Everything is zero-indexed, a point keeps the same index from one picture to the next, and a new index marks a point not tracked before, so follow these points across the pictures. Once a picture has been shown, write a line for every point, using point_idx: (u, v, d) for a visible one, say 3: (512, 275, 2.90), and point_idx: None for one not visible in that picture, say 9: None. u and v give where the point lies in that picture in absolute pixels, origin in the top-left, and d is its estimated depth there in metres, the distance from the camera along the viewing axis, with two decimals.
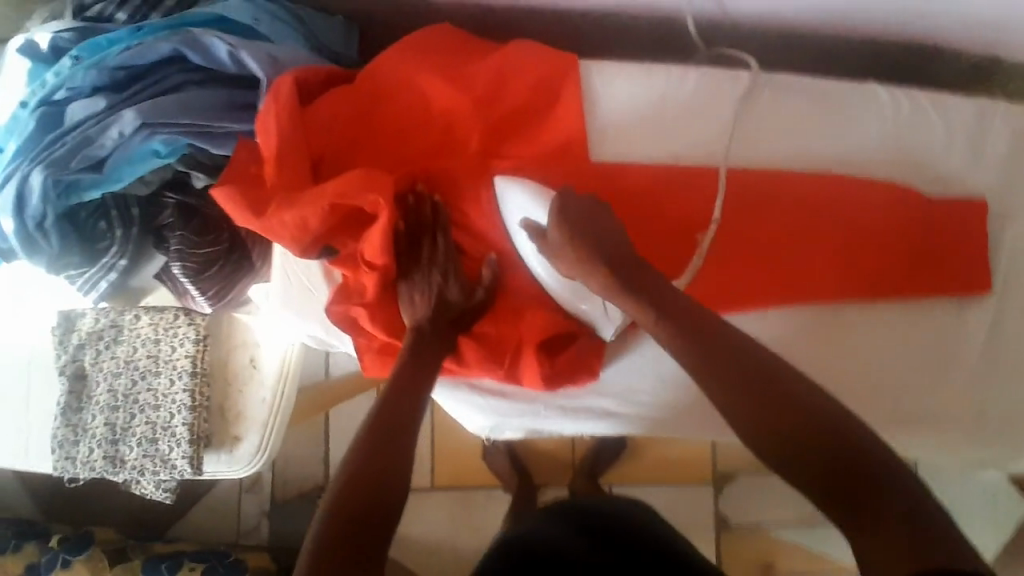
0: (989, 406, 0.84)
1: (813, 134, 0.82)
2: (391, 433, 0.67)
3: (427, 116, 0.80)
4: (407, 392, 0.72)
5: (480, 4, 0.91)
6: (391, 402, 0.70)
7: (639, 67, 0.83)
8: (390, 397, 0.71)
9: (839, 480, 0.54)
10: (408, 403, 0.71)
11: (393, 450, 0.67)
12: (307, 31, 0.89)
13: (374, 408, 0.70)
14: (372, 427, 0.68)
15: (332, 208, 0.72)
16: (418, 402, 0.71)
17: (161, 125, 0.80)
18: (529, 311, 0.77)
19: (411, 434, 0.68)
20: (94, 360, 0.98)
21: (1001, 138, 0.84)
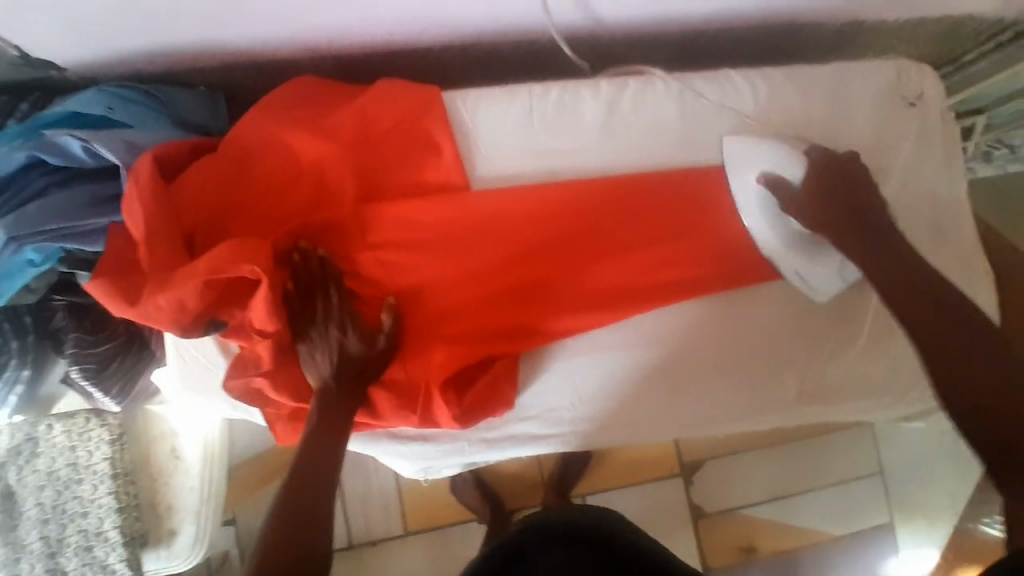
0: (898, 360, 0.87)
1: (684, 126, 0.84)
2: (309, 497, 0.69)
3: (299, 171, 0.79)
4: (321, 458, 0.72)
5: (340, 54, 0.91)
6: (305, 469, 0.71)
7: (503, 91, 0.84)
8: (305, 464, 0.71)
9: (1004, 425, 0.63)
10: (324, 468, 0.71)
11: (311, 522, 0.67)
12: (170, 109, 0.88)
13: (290, 474, 0.70)
14: (289, 497, 0.69)
15: (209, 283, 0.70)
16: (334, 465, 0.72)
17: (31, 236, 0.78)
18: (433, 352, 0.78)
19: (328, 494, 0.71)
20: (18, 478, 0.93)
21: (862, 102, 0.88)
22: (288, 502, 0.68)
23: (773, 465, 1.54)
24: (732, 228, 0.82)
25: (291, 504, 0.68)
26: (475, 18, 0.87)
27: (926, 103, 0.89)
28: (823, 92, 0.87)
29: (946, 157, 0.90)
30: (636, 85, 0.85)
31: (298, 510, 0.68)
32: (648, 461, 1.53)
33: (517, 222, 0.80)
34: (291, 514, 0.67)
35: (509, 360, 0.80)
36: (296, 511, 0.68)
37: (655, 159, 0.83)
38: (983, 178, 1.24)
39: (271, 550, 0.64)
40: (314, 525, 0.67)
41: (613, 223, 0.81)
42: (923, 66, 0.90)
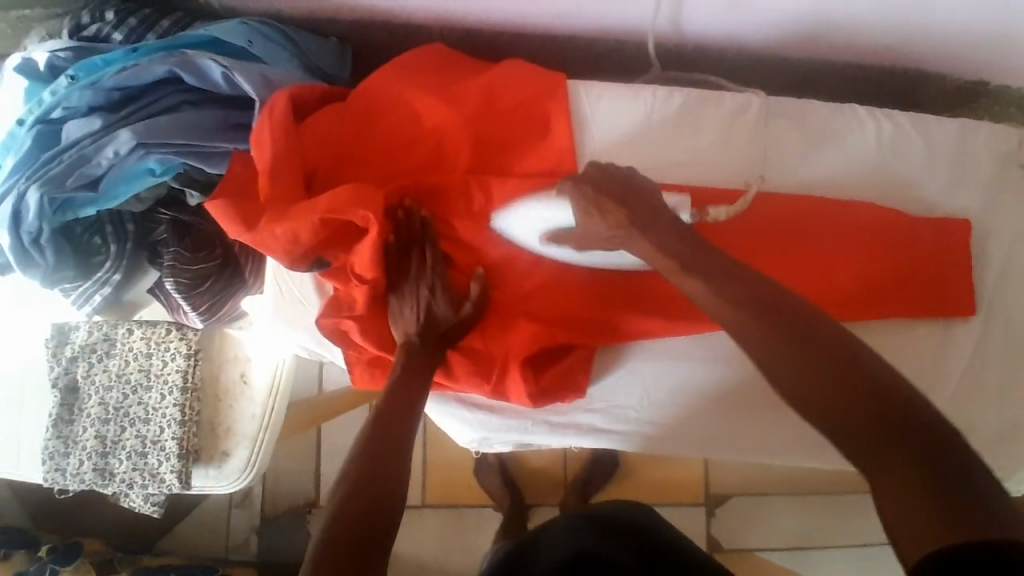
0: (972, 427, 0.86)
1: (795, 154, 0.85)
2: (385, 446, 0.71)
3: (418, 133, 0.82)
4: (397, 408, 0.74)
5: (471, 28, 0.94)
6: (382, 420, 0.73)
7: (625, 89, 0.85)
8: (386, 413, 0.73)
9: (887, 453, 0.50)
10: (400, 421, 0.73)
11: (388, 468, 0.69)
12: (301, 53, 0.93)
13: (369, 420, 0.73)
14: (365, 452, 0.70)
15: (323, 222, 0.72)
16: (408, 419, 0.74)
17: (157, 145, 0.82)
18: (518, 327, 0.79)
19: (404, 449, 0.72)
20: (86, 373, 0.99)
21: (983, 161, 0.87)
22: (368, 443, 0.71)
23: (796, 512, 1.53)
24: (835, 263, 0.81)
25: (368, 459, 0.69)
26: (609, 10, 0.89)
27: None
28: (943, 140, 0.86)
29: None
30: (755, 104, 0.85)
31: (377, 453, 0.70)
32: (673, 483, 1.55)
33: None
34: (367, 464, 0.69)
35: (587, 352, 0.81)
36: (371, 465, 0.68)
37: (761, 180, 0.84)
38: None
39: (352, 485, 0.66)
40: (389, 476, 0.68)
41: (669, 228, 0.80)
42: None
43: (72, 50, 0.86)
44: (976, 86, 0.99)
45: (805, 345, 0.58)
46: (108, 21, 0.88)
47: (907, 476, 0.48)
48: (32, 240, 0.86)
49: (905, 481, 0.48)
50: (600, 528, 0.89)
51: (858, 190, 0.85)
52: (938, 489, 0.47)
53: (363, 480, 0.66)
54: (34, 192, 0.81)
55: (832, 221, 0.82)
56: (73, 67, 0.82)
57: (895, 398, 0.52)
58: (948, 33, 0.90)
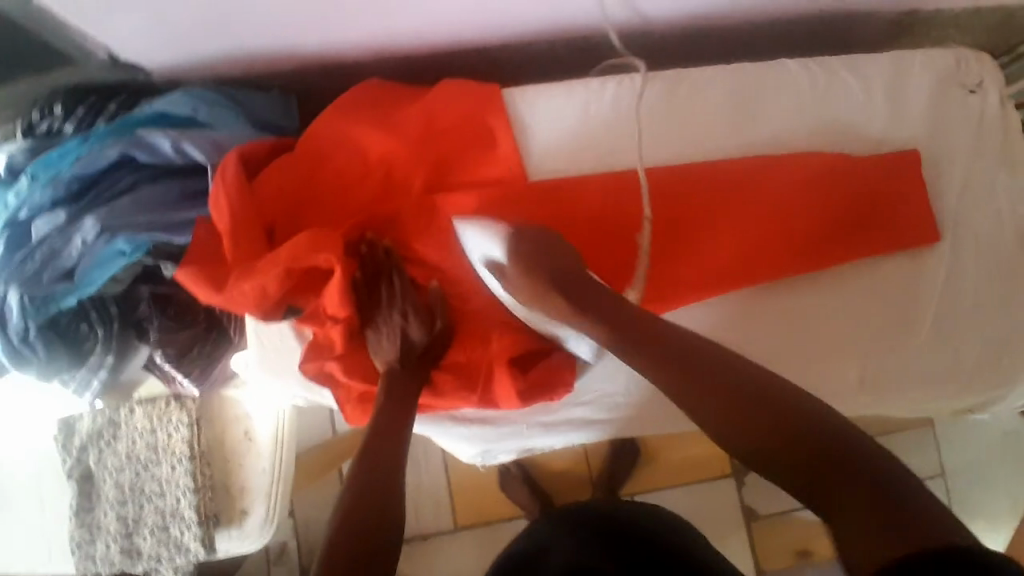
0: (966, 348, 0.86)
1: (735, 116, 0.86)
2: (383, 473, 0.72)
3: (367, 167, 0.84)
4: (390, 435, 0.75)
5: (406, 59, 0.97)
6: (374, 448, 0.74)
7: (560, 87, 0.87)
8: (379, 441, 0.75)
9: (816, 466, 0.51)
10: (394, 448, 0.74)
11: (386, 493, 0.70)
12: (247, 111, 0.96)
13: (362, 450, 0.74)
14: (360, 477, 0.71)
15: (287, 271, 0.74)
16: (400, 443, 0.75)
17: (123, 227, 0.85)
18: (494, 334, 0.80)
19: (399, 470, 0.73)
20: (98, 460, 1.02)
21: (921, 88, 0.88)
22: (364, 472, 0.72)
23: None
24: (793, 216, 0.82)
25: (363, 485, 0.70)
26: (535, 14, 0.91)
27: (986, 92, 0.89)
28: (879, 77, 0.88)
29: (1004, 147, 0.89)
30: (689, 78, 0.87)
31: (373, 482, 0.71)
32: (698, 461, 1.54)
33: (571, 215, 0.83)
34: (366, 489, 0.69)
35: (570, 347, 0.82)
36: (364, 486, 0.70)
37: (708, 150, 0.85)
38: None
39: (350, 515, 0.66)
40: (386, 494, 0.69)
41: (622, 256, 0.83)
42: (982, 55, 0.90)
43: (27, 148, 0.89)
44: (902, 21, 1.02)
45: (689, 383, 0.60)
46: (57, 114, 0.91)
47: (851, 503, 0.48)
48: (22, 339, 0.89)
49: (852, 512, 0.47)
50: (596, 542, 0.87)
51: (803, 138, 0.86)
52: (873, 514, 0.46)
53: (360, 504, 0.67)
54: (13, 292, 0.85)
55: (782, 177, 0.83)
56: (31, 166, 0.86)
57: (791, 411, 0.54)
58: None
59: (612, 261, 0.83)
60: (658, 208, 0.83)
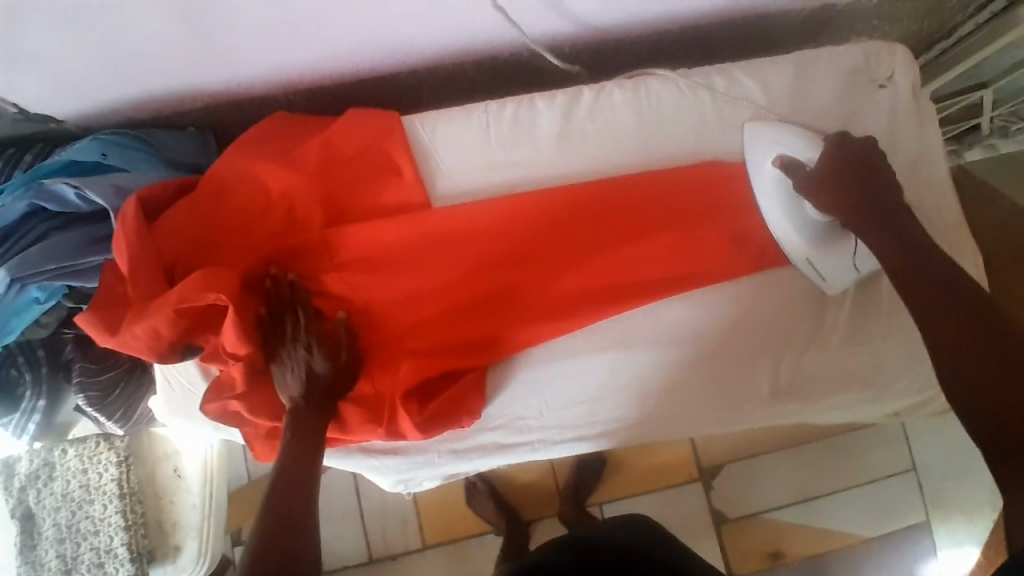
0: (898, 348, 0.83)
1: (637, 130, 0.86)
2: (288, 504, 0.71)
3: (269, 201, 0.83)
4: (293, 468, 0.74)
5: (318, 87, 0.98)
6: (277, 485, 0.73)
7: (460, 110, 0.87)
8: (284, 479, 0.73)
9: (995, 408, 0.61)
10: (301, 482, 0.73)
11: (293, 524, 0.70)
12: (159, 151, 0.96)
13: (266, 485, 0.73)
14: (265, 513, 0.70)
15: (179, 312, 0.74)
16: (309, 476, 0.74)
17: (31, 276, 0.86)
18: (399, 361, 0.80)
19: (311, 498, 0.73)
20: (37, 499, 1.01)
21: (827, 88, 0.87)
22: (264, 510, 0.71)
23: (793, 463, 1.51)
24: (693, 229, 0.82)
25: (272, 512, 0.70)
26: (441, 36, 0.91)
27: (898, 87, 0.87)
28: (782, 80, 0.87)
29: (919, 140, 0.87)
30: (589, 94, 0.87)
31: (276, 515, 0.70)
32: (666, 465, 1.52)
33: (474, 237, 0.83)
34: (275, 515, 0.70)
35: (478, 373, 0.82)
36: (275, 511, 0.71)
37: (610, 165, 0.85)
38: (971, 162, 1.23)
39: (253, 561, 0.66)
40: (296, 521, 0.70)
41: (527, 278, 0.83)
42: (893, 46, 0.88)
43: None
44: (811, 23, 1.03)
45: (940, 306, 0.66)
46: None
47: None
48: None
49: None
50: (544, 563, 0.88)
51: (710, 143, 0.85)
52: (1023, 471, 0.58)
53: (270, 534, 0.68)
54: None
55: (684, 190, 0.82)
56: None
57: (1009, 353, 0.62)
58: None
59: (535, 270, 0.82)
60: (567, 223, 0.83)
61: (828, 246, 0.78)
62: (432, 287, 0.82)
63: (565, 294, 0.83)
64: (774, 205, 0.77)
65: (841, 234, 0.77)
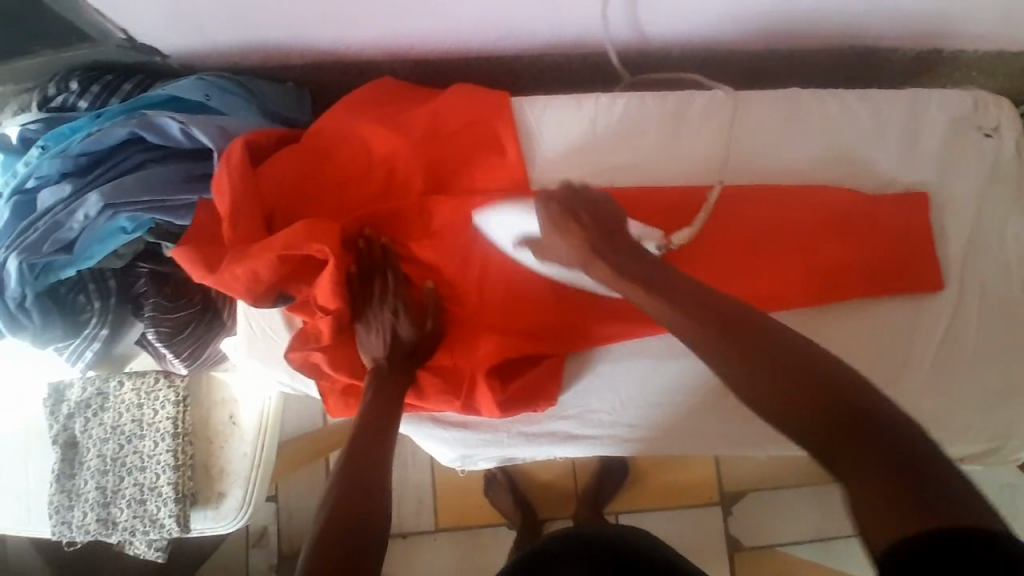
0: (961, 397, 0.84)
1: (742, 142, 0.86)
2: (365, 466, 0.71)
3: (372, 164, 0.84)
4: (372, 430, 0.74)
5: (421, 60, 0.99)
6: (355, 444, 0.73)
7: (568, 98, 0.88)
8: (362, 440, 0.73)
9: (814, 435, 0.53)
10: (378, 444, 0.73)
11: (369, 485, 0.69)
12: (259, 100, 0.98)
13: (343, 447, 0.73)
14: (340, 470, 0.70)
15: (280, 259, 0.75)
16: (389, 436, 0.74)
17: (125, 204, 0.87)
18: (483, 337, 0.80)
19: (385, 461, 0.73)
20: (84, 428, 1.01)
21: (934, 127, 0.87)
22: (342, 469, 0.71)
23: (813, 499, 1.51)
24: (791, 248, 0.82)
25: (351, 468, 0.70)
26: (553, 26, 0.92)
27: (1002, 137, 0.88)
28: (890, 113, 0.87)
29: (1017, 192, 0.87)
30: (702, 100, 0.87)
31: (353, 475, 0.70)
32: (685, 483, 1.52)
33: None
34: (353, 473, 0.70)
35: (556, 360, 0.82)
36: (356, 465, 0.71)
37: (714, 173, 0.86)
38: None
39: (332, 515, 0.65)
40: (373, 480, 0.70)
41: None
42: (1000, 99, 0.89)
43: (40, 121, 0.93)
44: (910, 62, 1.03)
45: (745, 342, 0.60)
46: (72, 90, 0.94)
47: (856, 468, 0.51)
48: (18, 304, 0.91)
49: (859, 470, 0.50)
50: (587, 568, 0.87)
51: (810, 166, 0.86)
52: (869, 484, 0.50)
53: (349, 491, 0.68)
54: (13, 258, 0.86)
55: (781, 209, 0.83)
56: (44, 139, 0.89)
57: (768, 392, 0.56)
58: (886, 11, 0.92)
59: None
60: (663, 226, 0.83)
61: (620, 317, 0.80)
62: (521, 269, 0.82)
63: None
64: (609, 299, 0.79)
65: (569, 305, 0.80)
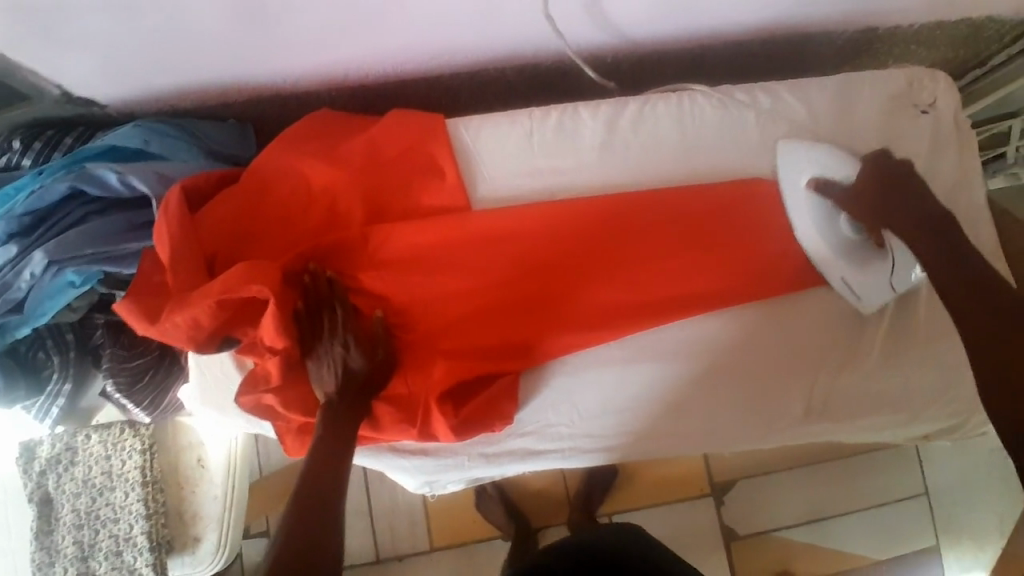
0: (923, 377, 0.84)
1: (680, 142, 0.86)
2: (320, 498, 0.71)
3: (310, 197, 0.84)
4: (326, 463, 0.74)
5: (359, 87, 0.99)
6: (311, 477, 0.73)
7: (503, 114, 0.88)
8: (316, 474, 0.73)
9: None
10: (332, 476, 0.73)
11: (323, 515, 0.70)
12: (200, 141, 0.97)
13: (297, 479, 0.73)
14: (295, 503, 0.70)
15: (220, 303, 0.74)
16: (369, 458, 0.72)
17: (69, 260, 0.86)
18: (434, 362, 0.80)
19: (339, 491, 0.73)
20: (57, 485, 1.01)
21: (870, 109, 0.87)
22: (295, 502, 0.71)
23: (803, 482, 1.51)
24: (734, 246, 0.82)
25: (305, 500, 0.71)
26: (487, 43, 0.92)
27: (939, 112, 0.88)
28: (825, 100, 0.87)
29: (959, 165, 0.87)
30: (634, 107, 0.88)
31: (306, 507, 0.70)
32: (676, 476, 1.52)
33: (510, 242, 0.83)
34: (309, 506, 0.70)
35: (511, 378, 0.82)
36: (311, 499, 0.71)
37: (649, 179, 0.86)
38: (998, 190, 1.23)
39: (285, 550, 0.66)
40: (326, 513, 0.70)
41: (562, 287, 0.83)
42: (935, 73, 0.89)
43: None
44: (845, 45, 1.03)
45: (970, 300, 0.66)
46: (14, 149, 0.92)
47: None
48: None
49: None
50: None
51: (749, 160, 0.86)
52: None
53: (303, 524, 0.68)
54: None
55: (721, 207, 0.83)
56: None
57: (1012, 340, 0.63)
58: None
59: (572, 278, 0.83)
60: (607, 233, 0.83)
61: (862, 265, 0.80)
62: (467, 291, 0.82)
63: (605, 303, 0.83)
64: (809, 222, 0.81)
65: (875, 254, 0.80)
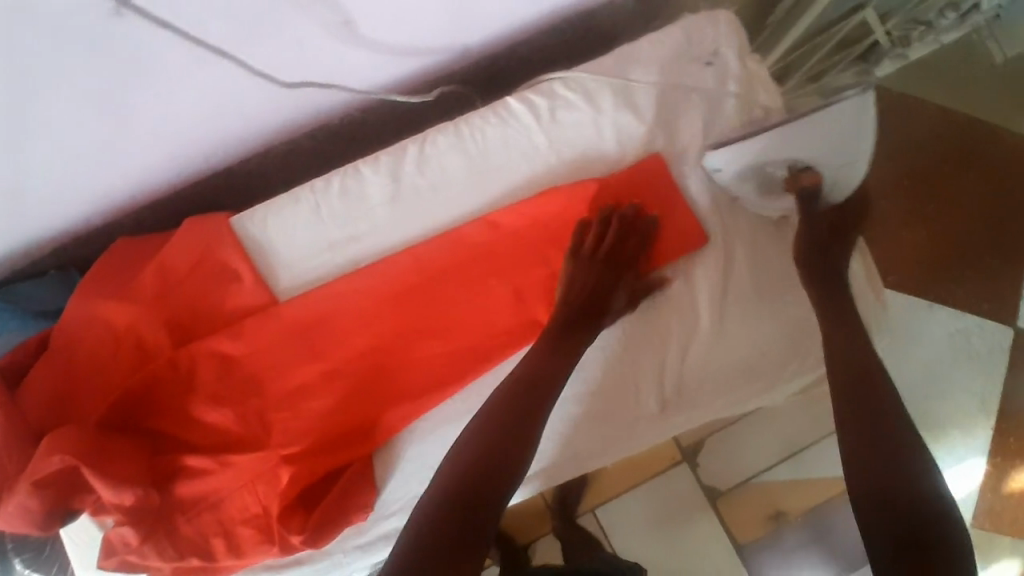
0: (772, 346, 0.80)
1: (468, 172, 0.84)
2: (514, 420, 0.73)
3: (117, 339, 0.81)
4: (542, 370, 0.75)
5: (160, 205, 0.97)
6: (522, 392, 0.74)
7: (285, 196, 0.85)
8: (508, 404, 0.74)
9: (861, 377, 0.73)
10: (556, 377, 0.75)
11: (506, 450, 0.72)
12: (21, 305, 0.94)
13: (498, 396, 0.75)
14: (499, 415, 0.73)
15: (41, 482, 0.74)
16: (554, 382, 0.75)
17: None
18: (276, 470, 0.78)
19: (534, 416, 0.74)
20: None
21: (651, 80, 0.82)
22: (499, 412, 0.73)
23: (786, 418, 1.29)
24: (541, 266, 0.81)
25: (496, 425, 0.73)
26: (259, 126, 0.88)
27: (723, 58, 0.82)
28: (601, 85, 0.83)
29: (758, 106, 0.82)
30: (414, 149, 0.85)
31: (510, 425, 0.73)
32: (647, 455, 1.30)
33: (322, 327, 0.82)
34: (504, 424, 0.73)
35: (360, 465, 0.81)
36: (512, 412, 0.73)
37: (449, 220, 0.83)
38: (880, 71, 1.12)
39: (471, 466, 0.70)
40: (523, 434, 0.73)
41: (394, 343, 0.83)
42: (713, 17, 0.83)
43: None
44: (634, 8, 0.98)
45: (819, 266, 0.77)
46: None
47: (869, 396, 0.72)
48: None
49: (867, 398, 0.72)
50: None
51: (541, 173, 0.83)
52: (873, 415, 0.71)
53: (485, 439, 0.72)
54: None
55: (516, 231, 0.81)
56: None
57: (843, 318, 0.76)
58: None
59: (394, 343, 0.81)
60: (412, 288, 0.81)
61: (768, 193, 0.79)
62: (295, 388, 0.81)
63: (432, 359, 0.81)
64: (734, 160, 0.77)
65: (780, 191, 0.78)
